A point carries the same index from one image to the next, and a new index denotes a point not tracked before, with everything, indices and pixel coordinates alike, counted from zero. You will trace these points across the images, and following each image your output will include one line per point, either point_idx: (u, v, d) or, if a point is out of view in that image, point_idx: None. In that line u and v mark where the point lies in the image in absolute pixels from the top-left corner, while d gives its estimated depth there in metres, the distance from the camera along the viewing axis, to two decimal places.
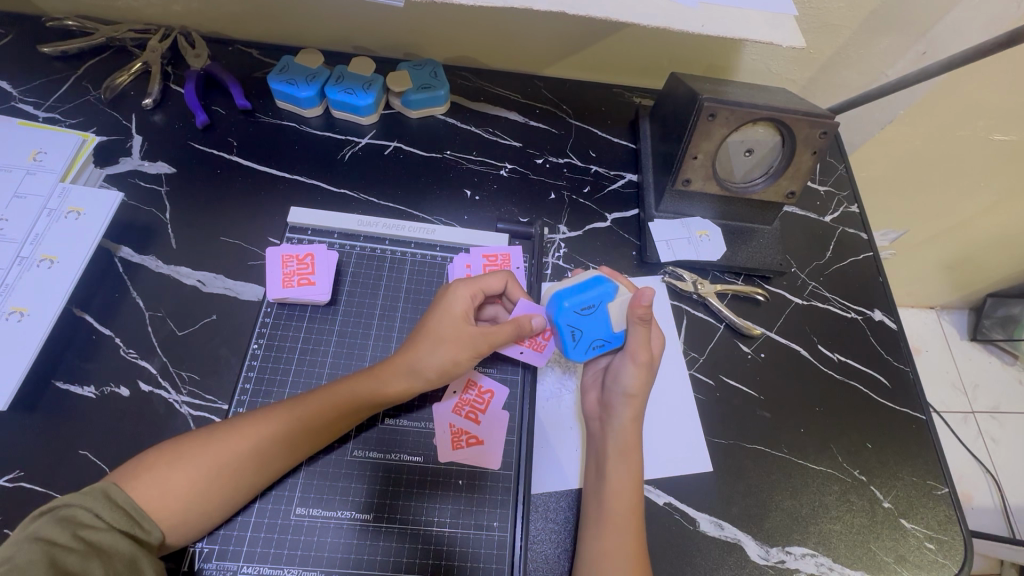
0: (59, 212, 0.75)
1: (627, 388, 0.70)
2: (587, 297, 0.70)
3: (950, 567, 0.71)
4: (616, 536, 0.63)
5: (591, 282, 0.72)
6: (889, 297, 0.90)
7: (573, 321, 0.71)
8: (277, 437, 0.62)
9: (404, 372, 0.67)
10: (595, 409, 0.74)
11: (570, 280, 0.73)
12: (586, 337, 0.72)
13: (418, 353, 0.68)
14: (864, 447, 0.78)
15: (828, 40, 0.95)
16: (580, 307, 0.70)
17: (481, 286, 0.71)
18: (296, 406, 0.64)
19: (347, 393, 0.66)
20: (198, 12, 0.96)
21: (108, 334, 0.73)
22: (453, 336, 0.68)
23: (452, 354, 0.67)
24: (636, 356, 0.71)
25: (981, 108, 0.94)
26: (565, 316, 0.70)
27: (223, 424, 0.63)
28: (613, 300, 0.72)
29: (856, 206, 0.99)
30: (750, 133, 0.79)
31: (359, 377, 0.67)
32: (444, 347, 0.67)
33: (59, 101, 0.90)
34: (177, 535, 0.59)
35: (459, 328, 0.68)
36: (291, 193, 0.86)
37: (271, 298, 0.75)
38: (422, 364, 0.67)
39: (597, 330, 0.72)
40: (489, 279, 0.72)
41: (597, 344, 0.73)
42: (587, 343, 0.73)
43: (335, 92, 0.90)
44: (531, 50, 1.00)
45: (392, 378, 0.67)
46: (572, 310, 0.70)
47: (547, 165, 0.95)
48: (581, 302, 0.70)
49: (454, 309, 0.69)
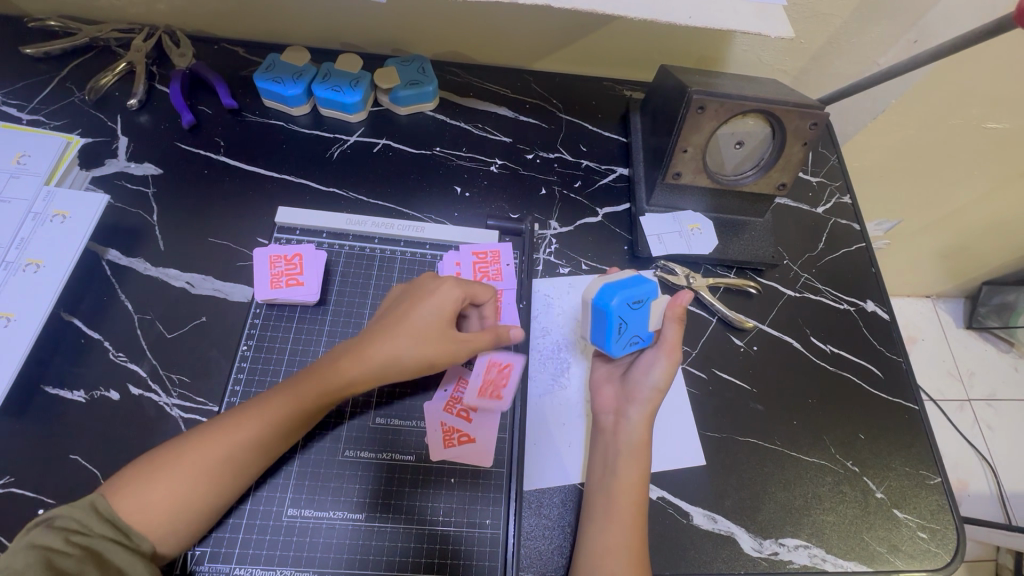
0: (44, 216, 0.74)
1: (655, 382, 0.71)
2: (638, 290, 0.70)
3: (942, 556, 0.72)
4: (614, 532, 0.63)
5: (638, 277, 0.72)
6: (882, 288, 0.89)
7: (622, 314, 0.70)
8: (253, 442, 0.62)
9: (375, 366, 0.65)
10: (609, 403, 0.73)
11: (615, 275, 0.72)
12: (627, 332, 0.72)
13: (394, 348, 0.65)
14: (857, 438, 0.78)
15: (818, 30, 0.94)
16: (630, 301, 0.70)
17: (472, 292, 0.70)
18: (264, 409, 0.63)
19: (313, 390, 0.64)
20: (182, 10, 0.95)
21: (97, 338, 0.73)
22: (433, 334, 0.66)
23: (428, 354, 0.66)
24: (671, 353, 0.71)
25: (973, 96, 0.93)
26: (617, 308, 0.69)
27: (196, 435, 0.62)
28: (654, 297, 0.72)
29: (848, 196, 0.98)
30: (740, 125, 0.79)
31: (320, 372, 0.65)
32: (420, 346, 0.66)
33: (43, 103, 0.90)
34: (168, 545, 0.58)
35: (440, 327, 0.66)
36: (280, 193, 0.86)
37: (260, 300, 0.75)
38: (399, 360, 0.65)
39: (639, 325, 0.72)
40: (480, 288, 0.71)
41: (633, 341, 0.73)
42: (627, 338, 0.72)
43: (322, 90, 0.89)
44: (521, 44, 0.99)
45: (363, 375, 0.65)
46: (624, 303, 0.69)
47: (538, 160, 0.94)
48: (631, 295, 0.69)
49: (441, 310, 0.67)
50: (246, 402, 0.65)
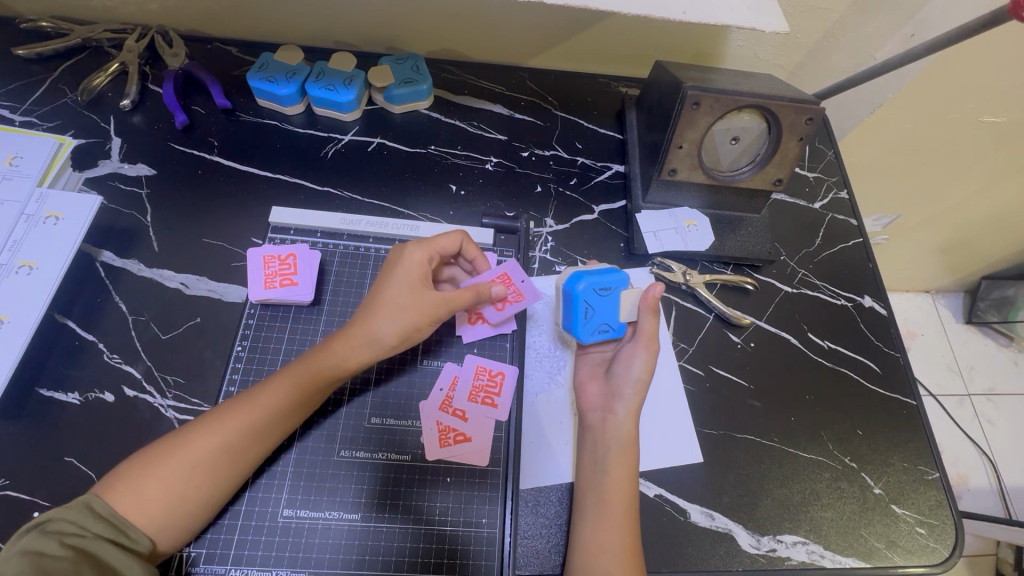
0: (37, 218, 0.74)
1: (637, 374, 0.72)
2: (607, 278, 0.73)
3: (941, 551, 0.72)
4: (607, 530, 0.63)
5: (609, 269, 0.75)
6: (879, 283, 0.89)
7: (589, 299, 0.73)
8: (248, 429, 0.62)
9: (364, 345, 0.67)
10: (596, 401, 0.73)
11: (589, 266, 0.76)
12: (596, 318, 0.73)
13: (377, 322, 0.67)
14: (855, 434, 0.78)
15: (814, 25, 0.94)
16: (599, 287, 0.73)
17: (435, 247, 0.72)
18: (259, 397, 0.64)
19: (307, 371, 0.66)
20: (175, 10, 0.94)
21: (91, 339, 0.73)
22: (414, 303, 0.68)
23: (411, 320, 0.68)
24: (649, 344, 0.72)
25: (969, 89, 0.93)
26: (584, 292, 0.72)
27: (189, 427, 0.62)
28: (626, 288, 0.75)
29: (845, 192, 0.98)
30: (736, 120, 0.78)
31: (315, 355, 0.67)
32: (403, 317, 0.68)
33: (36, 104, 0.89)
34: (165, 541, 0.59)
35: (419, 295, 0.68)
36: (274, 193, 0.85)
37: (254, 300, 0.75)
38: (382, 332, 0.67)
39: (608, 312, 0.74)
40: (444, 240, 0.73)
41: (603, 329, 0.74)
42: (596, 325, 0.73)
43: (315, 89, 0.89)
44: (515, 41, 0.99)
45: (353, 354, 0.67)
46: (591, 287, 0.72)
47: (533, 158, 0.94)
48: (599, 281, 0.73)
49: (413, 276, 0.70)
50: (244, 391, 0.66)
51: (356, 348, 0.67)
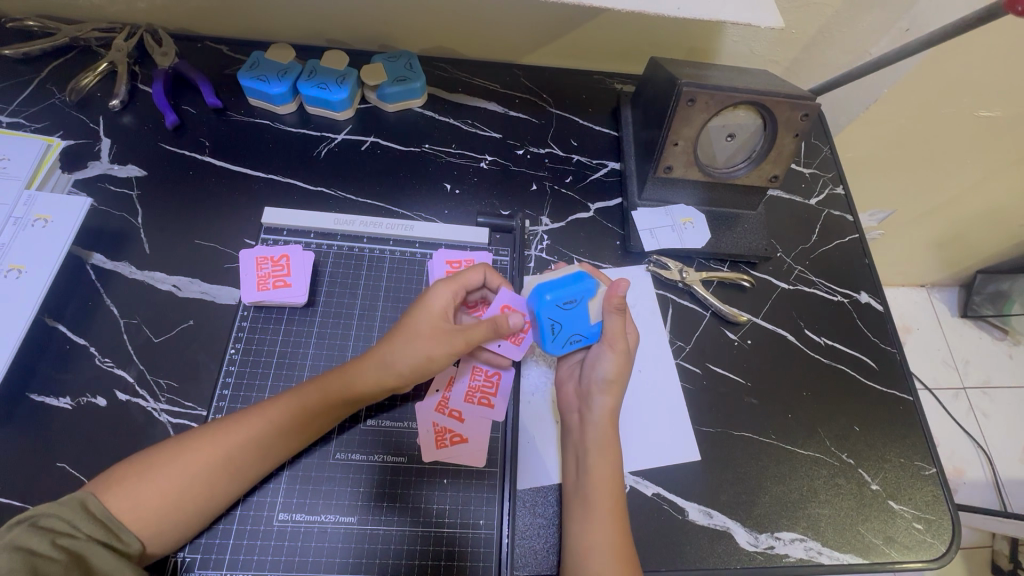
0: (25, 220, 0.73)
1: (605, 375, 0.70)
2: (569, 291, 0.69)
3: (937, 546, 0.72)
4: (597, 530, 0.63)
5: (573, 277, 0.71)
6: (875, 279, 0.89)
7: (553, 314, 0.70)
8: (249, 443, 0.62)
9: (374, 369, 0.66)
10: (572, 400, 0.73)
11: (551, 274, 0.72)
12: (565, 331, 0.71)
13: (392, 348, 0.66)
14: (852, 430, 0.78)
15: (809, 20, 0.94)
16: (562, 301, 0.69)
17: (462, 283, 0.70)
18: (266, 415, 0.63)
19: (317, 394, 0.65)
20: (164, 9, 0.93)
21: (83, 343, 0.72)
22: (430, 332, 0.66)
23: (426, 351, 0.66)
24: (615, 344, 0.71)
25: (965, 84, 0.92)
26: (547, 309, 0.69)
27: (191, 435, 0.62)
28: (594, 295, 0.71)
29: (841, 187, 0.98)
30: (731, 117, 0.78)
31: (328, 376, 0.66)
32: (418, 345, 0.66)
33: (24, 105, 0.88)
34: (158, 545, 0.58)
35: (435, 324, 0.67)
36: (266, 193, 0.85)
37: (248, 302, 0.74)
38: (395, 359, 0.66)
39: (578, 323, 0.71)
40: (472, 275, 0.71)
41: (575, 339, 0.72)
42: (566, 337, 0.71)
43: (307, 88, 0.88)
44: (509, 38, 0.98)
45: (364, 378, 0.66)
46: (555, 303, 0.69)
47: (528, 156, 0.93)
48: (562, 296, 0.69)
49: (433, 308, 0.68)
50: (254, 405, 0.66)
51: (367, 370, 0.66)
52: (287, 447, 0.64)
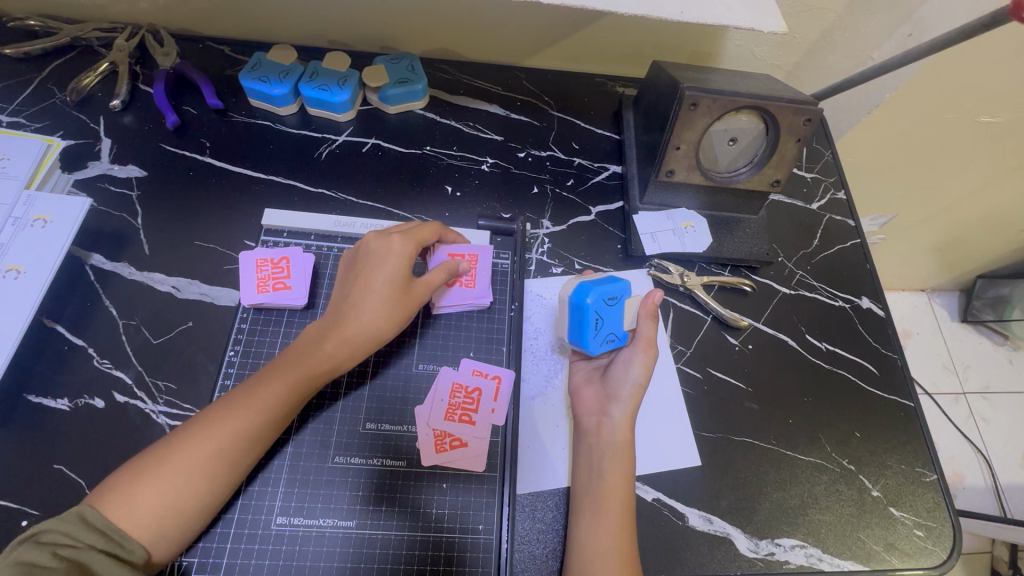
0: (25, 220, 0.73)
1: (635, 378, 0.72)
2: (612, 288, 0.73)
3: (939, 554, 0.71)
4: (602, 535, 0.62)
5: (612, 277, 0.75)
6: (877, 284, 0.89)
7: (598, 310, 0.72)
8: (242, 432, 0.61)
9: (354, 339, 0.67)
10: (591, 405, 0.72)
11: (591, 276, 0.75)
12: (604, 329, 0.73)
13: (366, 315, 0.68)
14: (853, 436, 0.77)
15: (812, 25, 0.93)
16: (606, 297, 0.72)
17: (420, 238, 0.73)
18: (253, 404, 0.62)
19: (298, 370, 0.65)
20: (166, 9, 0.93)
21: (81, 344, 0.71)
22: (395, 292, 0.69)
23: (397, 314, 0.69)
24: (648, 348, 0.72)
25: (966, 90, 0.92)
26: (594, 305, 0.71)
27: (176, 434, 0.60)
28: (629, 296, 0.75)
29: (843, 192, 0.98)
30: (734, 121, 0.78)
31: (307, 350, 0.67)
32: (389, 305, 0.69)
33: (24, 104, 0.88)
34: (161, 548, 0.57)
35: (401, 284, 0.70)
36: (266, 194, 0.84)
37: (247, 304, 0.74)
38: (370, 324, 0.68)
39: (614, 322, 0.74)
40: (427, 231, 0.75)
41: (610, 338, 0.74)
42: (604, 334, 0.73)
43: (309, 89, 0.88)
44: (511, 41, 0.98)
45: (341, 349, 0.67)
46: (600, 297, 0.71)
47: (530, 158, 0.93)
48: (607, 291, 0.72)
49: (399, 268, 0.70)
50: (230, 392, 0.64)
51: (344, 337, 0.67)
52: (277, 432, 0.65)
